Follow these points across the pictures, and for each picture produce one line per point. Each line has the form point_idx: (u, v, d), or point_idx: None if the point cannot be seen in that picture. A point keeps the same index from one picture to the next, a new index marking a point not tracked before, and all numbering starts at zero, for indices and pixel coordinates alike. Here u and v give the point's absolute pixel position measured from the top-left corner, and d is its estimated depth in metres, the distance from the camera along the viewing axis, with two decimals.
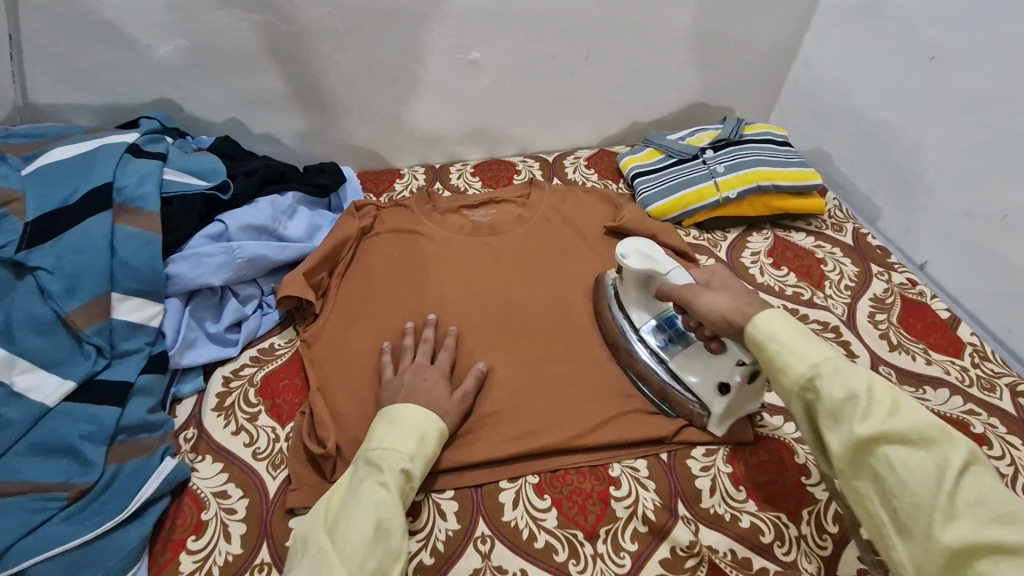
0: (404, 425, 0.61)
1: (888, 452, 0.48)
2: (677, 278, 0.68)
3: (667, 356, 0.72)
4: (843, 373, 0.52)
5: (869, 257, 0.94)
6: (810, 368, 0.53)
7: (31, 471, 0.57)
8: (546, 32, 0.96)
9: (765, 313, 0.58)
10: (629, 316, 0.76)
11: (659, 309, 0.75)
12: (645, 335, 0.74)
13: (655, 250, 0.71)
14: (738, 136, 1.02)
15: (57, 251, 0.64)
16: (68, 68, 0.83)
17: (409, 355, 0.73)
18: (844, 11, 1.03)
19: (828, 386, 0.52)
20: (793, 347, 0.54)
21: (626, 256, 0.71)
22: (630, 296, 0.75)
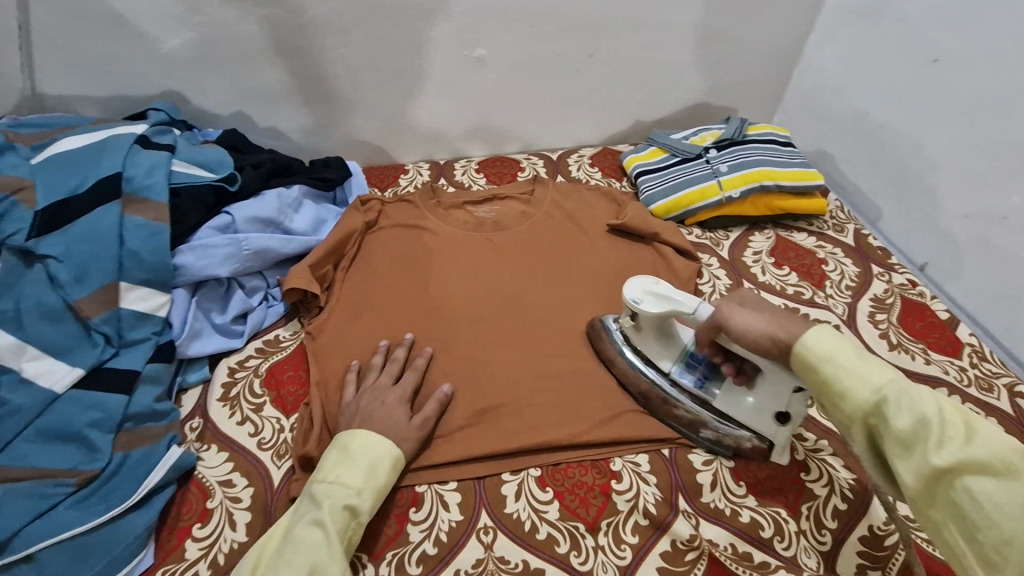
0: (357, 457, 0.59)
1: (971, 483, 0.44)
2: (704, 314, 0.64)
3: (709, 397, 0.68)
4: (909, 396, 0.49)
5: (870, 258, 0.95)
6: (869, 392, 0.51)
7: (39, 457, 0.58)
8: (552, 30, 0.96)
9: (813, 333, 0.56)
10: (650, 361, 0.72)
11: (676, 350, 0.70)
12: (677, 379, 0.70)
13: (667, 288, 0.67)
14: (742, 136, 1.02)
15: (66, 240, 0.64)
16: (76, 59, 0.83)
17: (371, 377, 0.71)
18: (848, 13, 1.03)
19: (892, 411, 0.49)
20: (849, 369, 0.52)
21: (640, 301, 0.67)
22: (652, 344, 0.70)
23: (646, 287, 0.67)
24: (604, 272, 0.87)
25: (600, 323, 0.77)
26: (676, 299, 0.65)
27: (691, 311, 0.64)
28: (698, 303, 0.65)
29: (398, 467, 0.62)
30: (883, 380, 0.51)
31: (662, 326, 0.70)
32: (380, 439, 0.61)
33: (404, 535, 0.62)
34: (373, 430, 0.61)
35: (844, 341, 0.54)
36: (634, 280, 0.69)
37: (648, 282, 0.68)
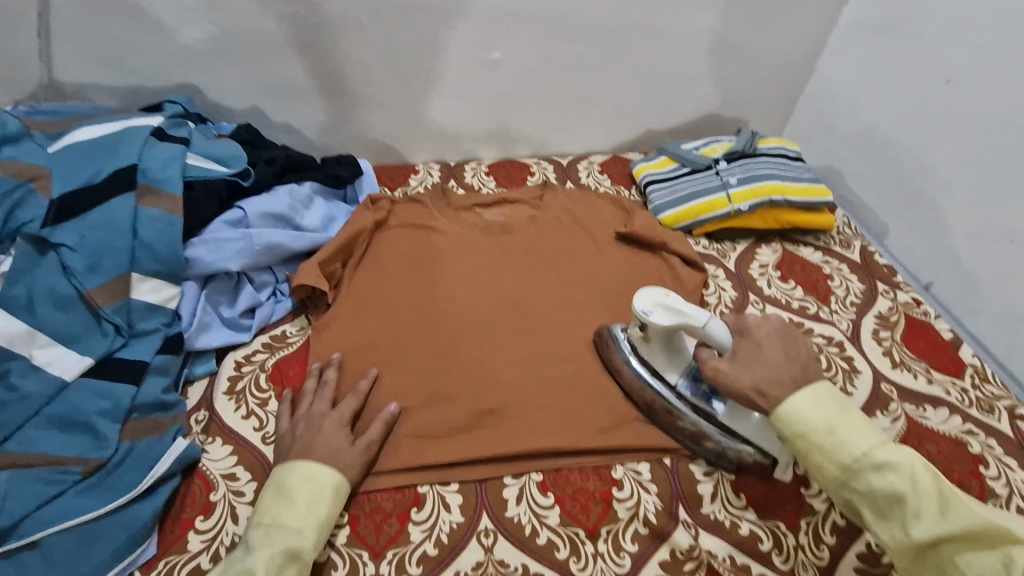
0: (298, 497, 0.58)
1: (940, 546, 0.51)
2: (714, 328, 0.64)
3: (715, 411, 0.68)
4: (883, 470, 0.53)
5: (875, 275, 0.95)
6: (846, 467, 0.55)
7: (47, 444, 0.58)
8: (568, 36, 0.97)
9: (790, 403, 0.57)
10: (658, 374, 0.72)
11: (683, 363, 0.71)
12: (684, 392, 0.70)
13: (677, 300, 0.67)
14: (752, 149, 1.03)
15: (81, 229, 0.65)
16: (94, 48, 0.84)
17: (308, 401, 0.68)
18: (862, 30, 1.04)
19: (868, 484, 0.54)
20: (826, 444, 0.55)
21: (650, 313, 0.67)
22: (657, 354, 0.71)
23: (655, 298, 0.68)
24: (611, 279, 0.88)
25: (608, 332, 0.77)
26: (686, 312, 0.65)
27: (701, 325, 0.64)
28: (709, 317, 0.65)
29: (342, 495, 0.61)
30: (859, 454, 0.54)
31: (671, 338, 0.70)
32: (318, 472, 0.60)
33: (405, 534, 0.62)
34: (309, 464, 0.60)
35: (822, 407, 0.57)
36: (644, 291, 0.69)
37: (658, 293, 0.68)
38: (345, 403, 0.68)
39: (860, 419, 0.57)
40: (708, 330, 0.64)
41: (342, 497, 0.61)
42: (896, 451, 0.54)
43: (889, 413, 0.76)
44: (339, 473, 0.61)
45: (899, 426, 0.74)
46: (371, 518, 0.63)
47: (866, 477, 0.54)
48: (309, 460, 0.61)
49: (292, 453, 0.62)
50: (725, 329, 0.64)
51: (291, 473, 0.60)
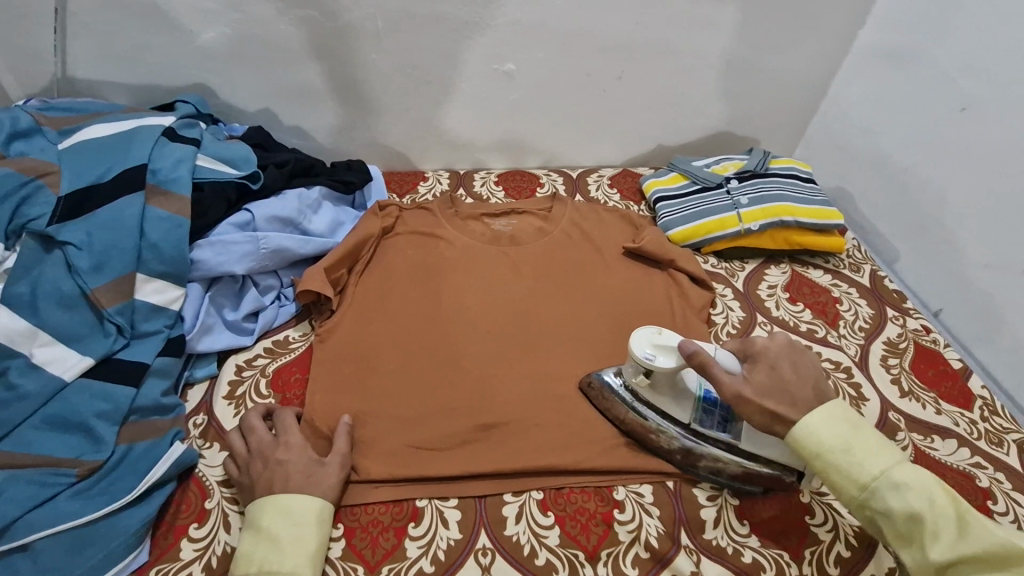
0: (281, 536, 0.56)
1: (964, 569, 0.51)
2: (723, 357, 0.62)
3: (735, 440, 0.66)
4: (901, 489, 0.53)
5: (885, 300, 0.94)
6: (865, 487, 0.55)
7: (43, 444, 0.58)
8: (582, 50, 0.97)
9: (805, 422, 0.57)
10: (667, 414, 0.69)
11: (689, 400, 0.68)
12: (700, 428, 0.68)
13: (672, 337, 0.65)
14: (764, 169, 1.02)
15: (88, 227, 0.64)
16: (109, 46, 0.84)
17: (245, 435, 0.65)
18: (878, 54, 1.03)
19: (886, 503, 0.54)
20: (844, 463, 0.55)
21: (653, 357, 0.65)
22: (664, 398, 0.68)
23: (652, 340, 0.65)
24: (618, 295, 0.87)
25: (599, 381, 0.73)
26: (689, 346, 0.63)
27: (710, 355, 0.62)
28: (714, 348, 0.63)
29: (326, 518, 0.59)
30: (876, 472, 0.54)
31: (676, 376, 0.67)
32: (297, 503, 0.58)
33: (402, 549, 0.61)
34: (281, 500, 0.58)
35: (835, 426, 0.57)
36: (636, 336, 0.66)
37: (652, 335, 0.66)
38: (287, 427, 0.65)
39: (877, 436, 0.57)
40: (720, 361, 0.62)
41: (327, 520, 0.59)
42: (911, 470, 0.54)
43: (896, 442, 0.74)
44: (318, 498, 0.59)
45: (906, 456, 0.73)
46: (368, 531, 0.62)
47: (884, 496, 0.54)
48: (283, 493, 0.59)
49: (259, 493, 0.59)
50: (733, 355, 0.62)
51: (271, 514, 0.57)
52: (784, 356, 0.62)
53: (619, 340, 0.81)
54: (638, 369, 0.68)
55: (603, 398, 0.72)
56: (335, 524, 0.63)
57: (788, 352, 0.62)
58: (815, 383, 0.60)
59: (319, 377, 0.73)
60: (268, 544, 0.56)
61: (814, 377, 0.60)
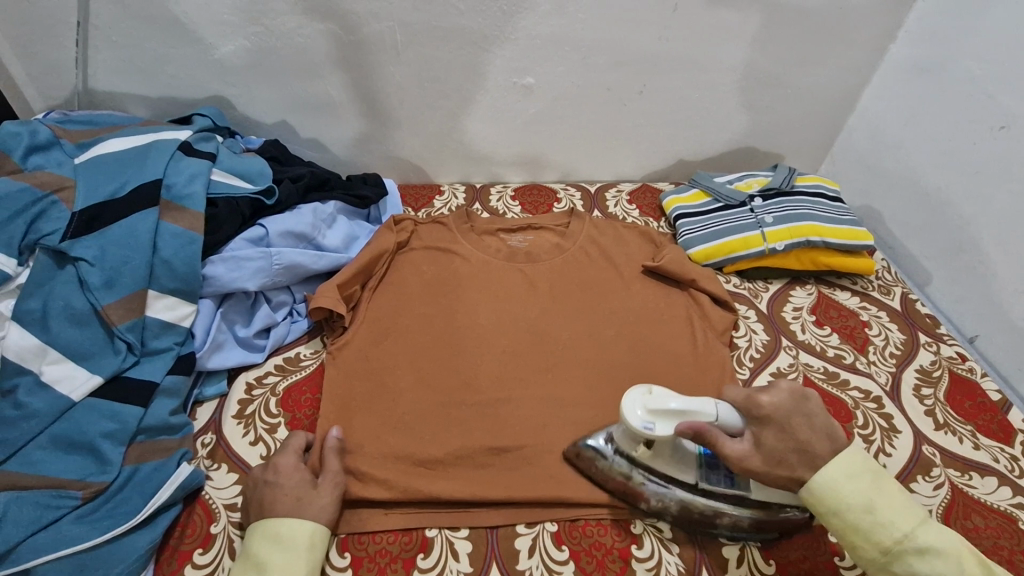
0: (271, 562, 0.54)
1: None
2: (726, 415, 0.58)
3: (745, 492, 0.62)
4: (928, 555, 0.51)
5: (917, 325, 0.90)
6: (887, 550, 0.52)
7: (49, 465, 0.57)
8: (603, 63, 0.95)
9: (823, 477, 0.55)
10: (672, 478, 0.63)
11: (691, 461, 0.63)
12: (709, 486, 0.63)
13: (665, 397, 0.58)
14: (790, 187, 0.99)
15: (101, 243, 0.64)
16: (129, 58, 0.84)
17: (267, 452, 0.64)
18: (911, 69, 1.00)
19: (911, 568, 0.51)
20: (867, 525, 0.53)
21: (654, 427, 0.58)
22: (665, 462, 0.62)
23: (646, 407, 0.58)
24: (636, 315, 0.84)
25: (591, 451, 0.65)
26: (687, 409, 0.57)
27: (713, 417, 0.58)
28: (715, 406, 0.58)
29: (318, 541, 0.57)
30: (901, 535, 0.52)
31: (676, 441, 0.62)
32: (293, 528, 0.56)
33: None
34: (270, 523, 0.56)
35: (855, 481, 0.54)
36: (627, 404, 0.59)
37: (643, 400, 0.59)
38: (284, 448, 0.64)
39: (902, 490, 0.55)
40: (723, 420, 0.58)
41: (319, 544, 0.57)
42: (937, 533, 0.52)
43: (930, 478, 0.71)
44: (308, 521, 0.57)
45: (942, 493, 0.69)
46: (376, 562, 0.60)
47: (908, 562, 0.52)
48: (280, 518, 0.57)
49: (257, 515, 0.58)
50: (735, 409, 0.59)
51: (262, 541, 0.56)
52: (794, 412, 0.58)
53: (638, 363, 0.79)
54: (642, 441, 0.61)
55: (598, 471, 0.65)
56: (342, 553, 0.61)
57: (798, 406, 0.58)
58: (826, 431, 0.57)
59: (329, 394, 0.72)
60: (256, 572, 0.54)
61: (826, 429, 0.57)
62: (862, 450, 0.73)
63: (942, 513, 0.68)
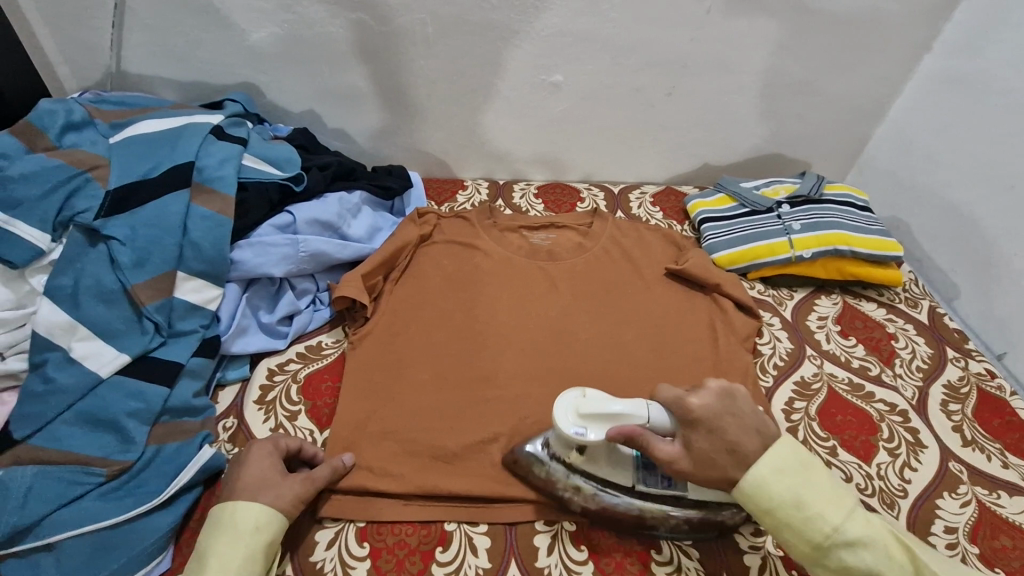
0: (211, 553, 0.52)
1: None
2: (658, 419, 0.57)
3: (682, 491, 0.61)
4: (855, 547, 0.51)
5: (944, 339, 0.89)
6: (818, 546, 0.51)
7: (73, 441, 0.57)
8: (633, 64, 0.94)
9: (754, 476, 0.53)
10: (608, 482, 0.62)
11: (629, 463, 0.62)
12: (645, 487, 0.62)
13: (598, 401, 0.58)
14: (818, 194, 0.98)
15: (131, 223, 0.64)
16: (163, 41, 0.85)
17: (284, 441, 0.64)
18: (945, 80, 0.98)
19: (841, 562, 0.51)
20: (796, 520, 0.52)
21: (585, 433, 0.58)
22: (601, 465, 0.62)
23: (578, 411, 0.58)
24: (657, 319, 0.83)
25: (529, 456, 0.64)
26: (618, 412, 0.57)
27: (644, 419, 0.57)
28: (647, 408, 0.57)
29: (265, 524, 0.54)
30: (829, 530, 0.51)
31: (609, 444, 0.61)
32: (235, 513, 0.54)
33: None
34: (217, 513, 0.55)
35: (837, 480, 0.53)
36: (559, 410, 0.59)
37: (575, 404, 0.59)
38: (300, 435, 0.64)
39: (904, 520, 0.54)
40: (655, 422, 0.57)
41: (266, 527, 0.54)
42: (864, 523, 0.52)
43: (957, 495, 0.69)
44: (254, 503, 0.55)
45: (970, 511, 0.68)
46: (393, 554, 0.60)
47: (838, 555, 0.51)
48: (225, 505, 0.55)
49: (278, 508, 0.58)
50: (667, 412, 0.58)
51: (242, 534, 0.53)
52: None
53: (661, 365, 0.78)
54: (577, 445, 0.60)
55: (535, 478, 0.63)
56: (361, 543, 0.60)
57: (727, 405, 0.57)
58: None
59: (349, 384, 0.71)
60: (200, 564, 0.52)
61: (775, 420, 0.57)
62: (886, 463, 0.72)
63: (969, 532, 0.66)
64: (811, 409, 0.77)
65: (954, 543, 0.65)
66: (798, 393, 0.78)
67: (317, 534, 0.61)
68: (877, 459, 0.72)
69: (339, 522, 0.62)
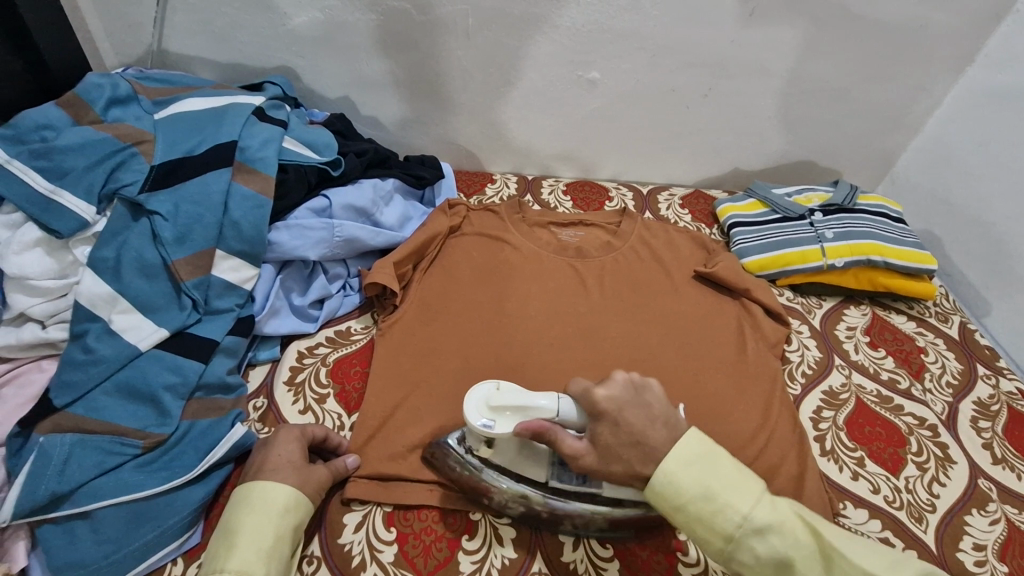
0: (240, 531, 0.51)
1: None
2: (567, 413, 0.55)
3: (597, 489, 0.60)
4: (765, 535, 0.48)
5: (976, 356, 0.87)
6: (730, 538, 0.48)
7: (111, 412, 0.57)
8: (671, 63, 0.93)
9: (663, 471, 0.50)
10: (523, 476, 0.62)
11: (542, 459, 0.61)
12: (559, 484, 0.61)
13: (511, 395, 0.57)
14: (852, 204, 0.97)
15: (174, 199, 0.65)
16: (205, 21, 0.85)
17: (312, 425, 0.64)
18: (987, 94, 0.96)
19: (753, 552, 0.48)
20: (707, 513, 0.49)
21: (492, 425, 0.56)
22: (513, 457, 0.60)
23: (487, 403, 0.57)
24: (685, 321, 0.83)
25: (447, 449, 0.63)
26: (529, 406, 0.56)
27: (552, 412, 0.56)
28: (557, 401, 0.56)
29: (294, 508, 0.54)
30: (740, 519, 0.48)
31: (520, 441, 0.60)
32: (265, 493, 0.54)
33: (455, 563, 0.59)
34: (241, 493, 0.54)
35: None
36: (472, 399, 0.58)
37: (486, 395, 0.57)
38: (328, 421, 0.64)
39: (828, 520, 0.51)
40: (563, 416, 0.56)
41: (295, 510, 0.54)
42: (772, 508, 0.49)
43: (986, 513, 0.69)
44: (283, 485, 0.55)
45: (998, 529, 0.67)
46: (420, 539, 0.60)
47: (750, 545, 0.48)
48: (253, 485, 0.55)
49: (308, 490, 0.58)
50: (576, 405, 0.56)
51: (274, 515, 0.53)
52: None
53: (688, 367, 0.77)
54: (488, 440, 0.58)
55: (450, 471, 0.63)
56: (388, 527, 0.60)
57: None
58: None
59: (377, 370, 0.72)
60: (226, 542, 0.51)
61: None
62: (915, 477, 0.71)
63: (998, 550, 0.65)
64: (839, 419, 0.76)
65: (982, 561, 0.64)
66: (826, 402, 0.78)
67: (345, 517, 0.61)
68: (905, 472, 0.71)
69: (366, 505, 0.62)
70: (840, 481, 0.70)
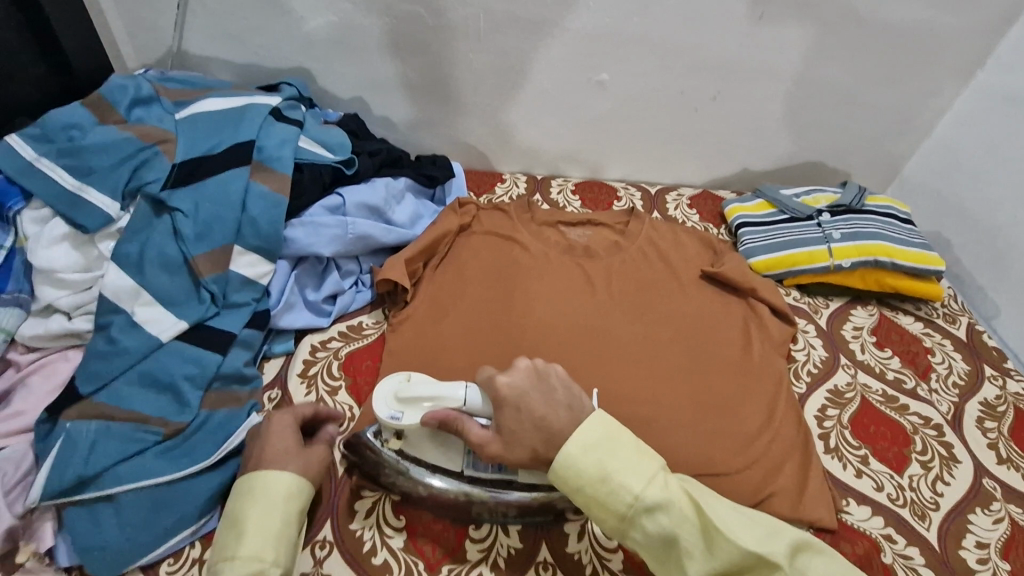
0: (244, 520, 0.52)
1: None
2: (473, 401, 0.58)
3: (512, 475, 0.60)
4: (655, 513, 0.49)
5: (983, 357, 0.88)
6: (623, 517, 0.50)
7: (134, 400, 0.60)
8: (681, 66, 0.94)
9: (563, 453, 0.52)
10: (438, 467, 0.62)
11: (457, 449, 0.61)
12: (474, 472, 0.61)
13: (416, 386, 0.59)
14: (860, 205, 0.97)
15: (195, 196, 0.67)
16: (223, 24, 0.87)
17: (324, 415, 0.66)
18: (998, 96, 0.96)
19: (644, 530, 0.50)
20: (601, 493, 0.51)
21: (399, 415, 0.58)
22: (425, 448, 0.61)
23: (396, 394, 0.59)
24: (691, 321, 0.84)
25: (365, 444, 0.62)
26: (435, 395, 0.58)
27: (459, 401, 0.58)
28: (462, 390, 0.58)
29: (296, 495, 0.55)
30: (632, 498, 0.50)
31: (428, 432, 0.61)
32: (267, 481, 0.55)
33: (463, 551, 0.60)
34: (244, 483, 0.55)
35: None
36: (381, 393, 0.60)
37: (395, 387, 0.59)
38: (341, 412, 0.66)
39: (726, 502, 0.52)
40: (470, 404, 0.58)
41: (298, 497, 0.55)
42: (664, 488, 0.50)
43: (991, 512, 0.69)
44: (285, 474, 0.56)
45: (1002, 528, 0.68)
46: (429, 528, 0.61)
47: (640, 523, 0.50)
48: (255, 475, 0.55)
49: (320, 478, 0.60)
50: (482, 393, 0.58)
51: (277, 504, 0.54)
52: None
53: (693, 367, 0.78)
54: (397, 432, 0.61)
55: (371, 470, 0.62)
56: (397, 515, 0.62)
57: None
58: None
59: (389, 366, 0.73)
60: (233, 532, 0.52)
61: None
62: (919, 476, 0.71)
63: (1001, 548, 0.66)
64: (844, 417, 0.77)
65: (985, 558, 0.65)
66: (831, 401, 0.78)
67: (357, 504, 0.63)
68: (909, 471, 0.72)
69: (377, 491, 0.63)
70: (843, 478, 0.71)
